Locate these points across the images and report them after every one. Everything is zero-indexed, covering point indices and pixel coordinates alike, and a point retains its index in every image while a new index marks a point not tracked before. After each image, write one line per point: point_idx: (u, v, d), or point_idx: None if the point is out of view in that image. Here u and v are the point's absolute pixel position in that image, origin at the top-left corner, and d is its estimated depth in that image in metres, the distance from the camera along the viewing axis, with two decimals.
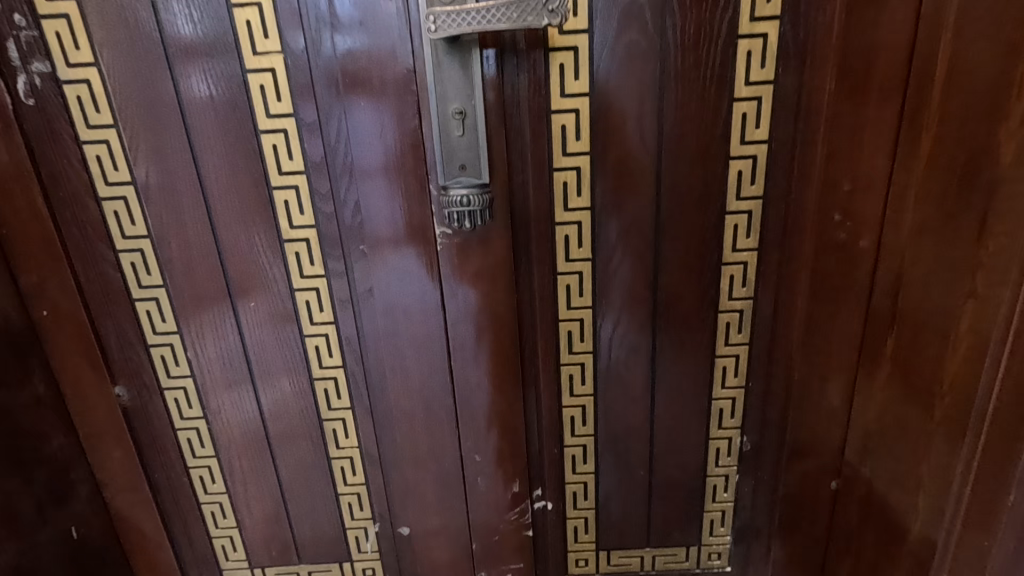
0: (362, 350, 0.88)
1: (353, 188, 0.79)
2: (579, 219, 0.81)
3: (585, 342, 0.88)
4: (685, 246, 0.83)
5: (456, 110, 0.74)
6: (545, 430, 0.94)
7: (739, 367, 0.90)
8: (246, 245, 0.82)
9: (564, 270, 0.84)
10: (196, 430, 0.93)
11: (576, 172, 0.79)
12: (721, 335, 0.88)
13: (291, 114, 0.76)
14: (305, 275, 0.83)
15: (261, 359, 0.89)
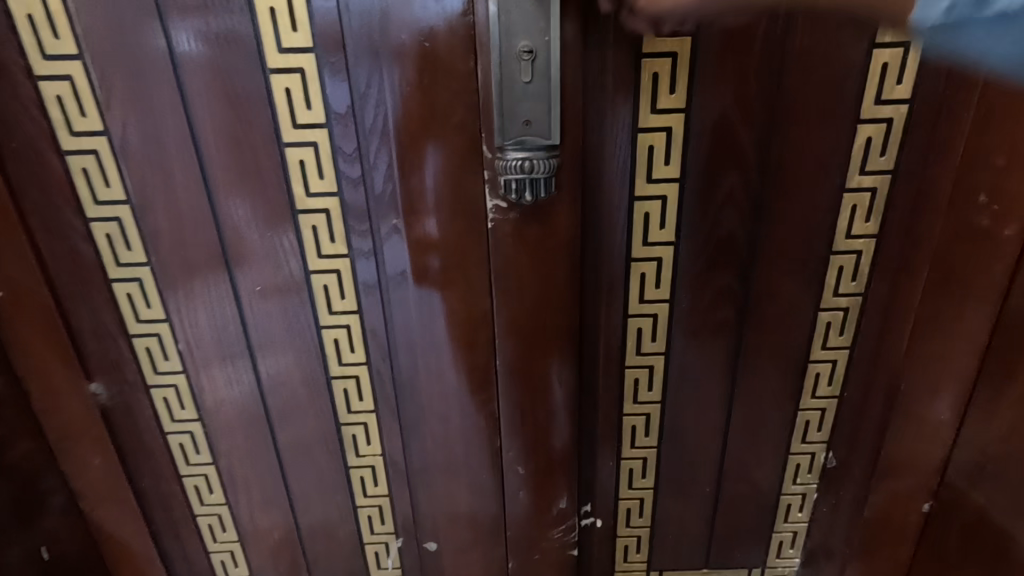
0: (390, 345, 0.73)
1: (385, 149, 0.63)
2: (664, 193, 0.67)
3: (656, 342, 0.75)
4: (788, 230, 0.69)
5: (524, 49, 0.57)
6: (601, 439, 0.81)
7: (834, 373, 0.77)
8: (250, 214, 0.66)
9: (640, 256, 0.70)
10: (190, 434, 0.79)
11: (667, 133, 0.64)
12: (820, 336, 0.75)
13: (310, 48, 0.59)
14: (323, 255, 0.68)
15: (268, 352, 0.73)
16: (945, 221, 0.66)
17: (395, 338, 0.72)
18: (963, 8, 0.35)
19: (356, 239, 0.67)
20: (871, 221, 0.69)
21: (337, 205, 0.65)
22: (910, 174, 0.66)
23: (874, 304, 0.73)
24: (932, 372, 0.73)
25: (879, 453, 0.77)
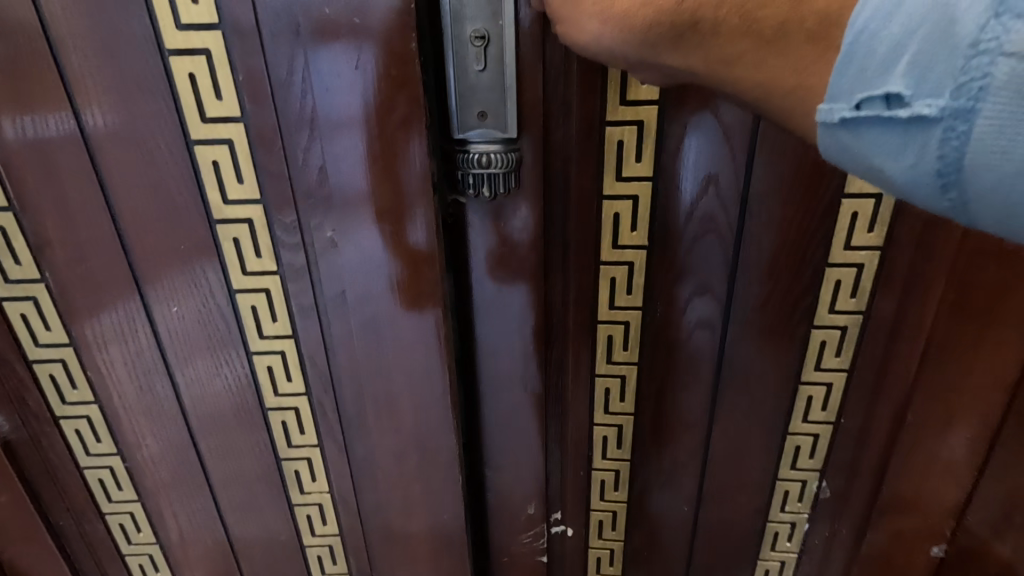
0: (332, 374, 0.63)
1: (315, 149, 0.53)
2: (636, 192, 0.60)
3: (628, 351, 0.68)
4: (780, 236, 0.61)
5: (475, 33, 0.50)
6: (570, 450, 0.75)
7: (829, 398, 0.69)
8: (159, 227, 0.56)
9: (609, 259, 0.63)
10: (110, 469, 0.70)
11: (638, 127, 0.57)
12: (812, 354, 0.67)
13: (216, 24, 0.48)
14: (247, 272, 0.58)
15: (193, 381, 0.64)
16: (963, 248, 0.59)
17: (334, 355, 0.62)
18: (869, 107, 0.32)
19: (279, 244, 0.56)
20: (873, 232, 0.60)
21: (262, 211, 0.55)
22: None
23: (875, 325, 0.64)
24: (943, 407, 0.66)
25: (883, 487, 0.71)
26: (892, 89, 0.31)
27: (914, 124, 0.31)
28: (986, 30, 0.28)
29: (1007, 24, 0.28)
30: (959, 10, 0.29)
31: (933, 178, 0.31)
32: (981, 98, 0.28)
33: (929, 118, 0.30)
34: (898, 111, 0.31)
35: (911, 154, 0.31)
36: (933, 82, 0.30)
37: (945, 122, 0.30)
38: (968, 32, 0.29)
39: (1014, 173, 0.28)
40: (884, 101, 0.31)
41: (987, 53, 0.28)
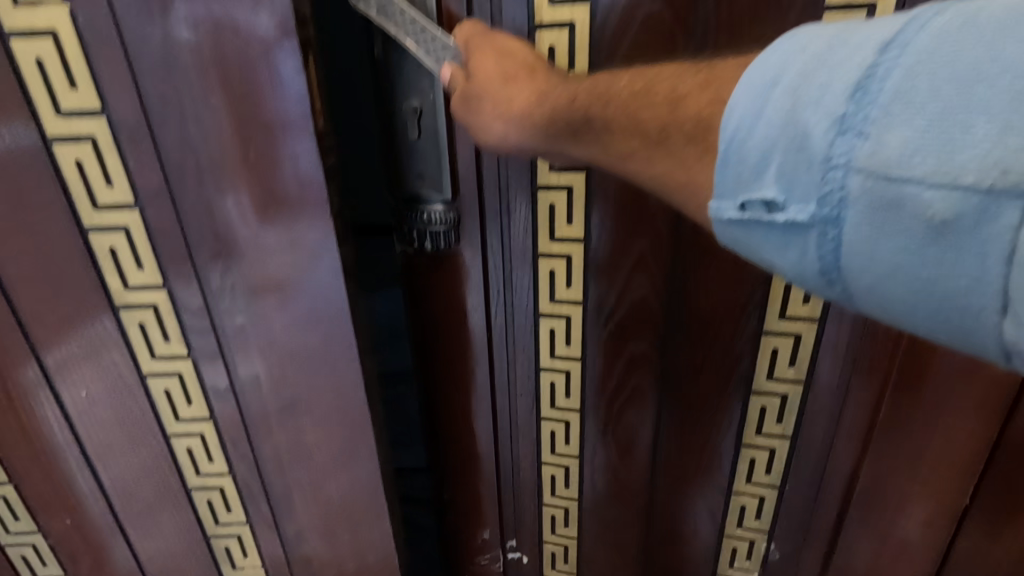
0: (254, 456, 0.67)
1: (207, 229, 0.56)
2: (568, 253, 0.72)
3: (571, 348, 0.78)
4: (717, 278, 0.69)
5: (414, 106, 0.64)
6: (520, 442, 0.86)
7: (781, 410, 0.75)
8: (66, 322, 0.59)
9: (549, 312, 0.76)
10: (33, 545, 0.73)
11: (568, 190, 0.69)
12: (764, 367, 0.73)
13: (101, 112, 0.52)
14: (157, 356, 0.62)
15: (108, 461, 0.67)
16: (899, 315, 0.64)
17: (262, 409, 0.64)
18: (752, 210, 0.40)
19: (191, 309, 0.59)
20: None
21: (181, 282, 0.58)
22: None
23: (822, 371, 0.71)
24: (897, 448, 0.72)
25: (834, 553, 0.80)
26: (768, 196, 0.39)
27: (791, 225, 0.39)
28: (834, 147, 0.36)
29: (851, 141, 0.35)
30: (811, 125, 0.36)
31: (818, 261, 0.39)
32: (842, 204, 0.36)
33: (803, 219, 0.38)
34: (775, 214, 0.39)
35: (795, 245, 0.39)
36: (800, 190, 0.38)
37: (816, 222, 0.38)
38: (821, 148, 0.36)
39: (882, 275, 0.36)
40: (764, 206, 0.39)
41: (838, 167, 0.36)
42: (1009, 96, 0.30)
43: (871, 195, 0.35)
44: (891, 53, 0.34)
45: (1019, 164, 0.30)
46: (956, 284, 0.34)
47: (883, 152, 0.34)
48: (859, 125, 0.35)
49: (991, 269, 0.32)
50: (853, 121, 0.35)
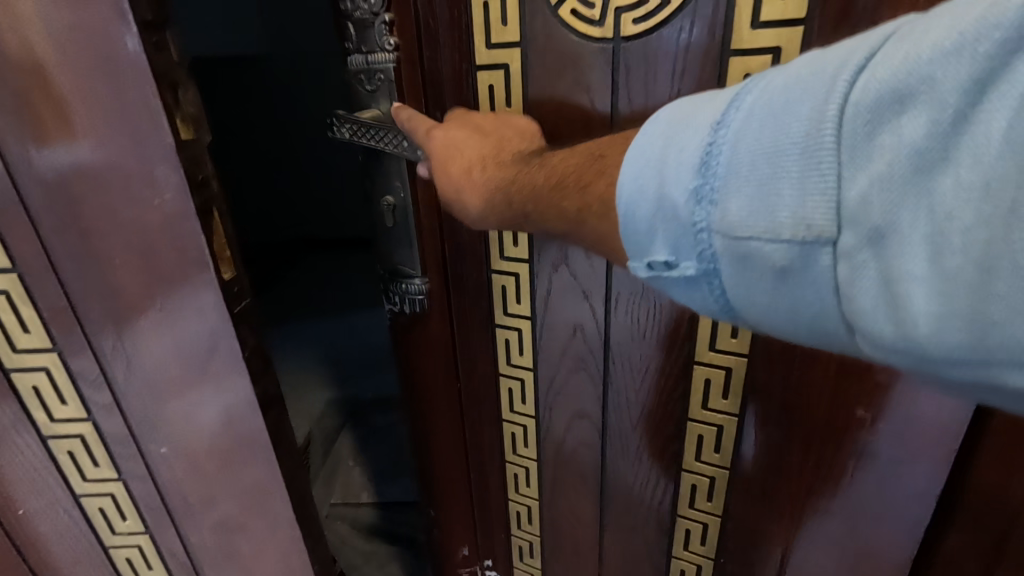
0: (189, 555, 0.93)
1: (128, 376, 0.79)
2: (519, 325, 0.89)
3: (526, 405, 0.95)
4: (648, 361, 0.84)
5: (389, 201, 0.83)
6: (491, 478, 1.05)
7: (711, 490, 0.89)
8: (19, 459, 0.86)
9: (507, 373, 0.94)
10: None
11: (515, 277, 0.86)
12: (694, 450, 0.88)
13: (11, 268, 0.73)
14: (88, 478, 0.88)
15: (60, 550, 0.94)
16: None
17: (205, 474, 0.86)
18: (655, 268, 0.50)
19: (110, 425, 0.83)
20: (735, 338, 0.77)
21: (107, 408, 0.82)
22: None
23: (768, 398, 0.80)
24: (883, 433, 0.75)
25: None
26: (663, 257, 0.49)
27: (685, 276, 0.49)
28: (697, 213, 0.46)
29: (707, 207, 0.45)
30: (675, 196, 0.47)
31: (713, 300, 0.48)
32: (714, 256, 0.46)
33: (692, 271, 0.48)
34: (673, 270, 0.49)
35: (693, 291, 0.49)
36: (682, 249, 0.48)
37: (701, 272, 0.48)
38: (688, 215, 0.46)
39: (760, 309, 0.46)
40: (664, 264, 0.49)
41: (705, 228, 0.46)
42: (804, 164, 0.40)
43: (731, 249, 0.45)
44: (721, 131, 0.45)
45: (819, 216, 0.40)
46: (810, 311, 0.44)
47: (729, 214, 0.44)
48: (709, 194, 0.45)
49: (827, 296, 0.42)
50: (705, 190, 0.45)
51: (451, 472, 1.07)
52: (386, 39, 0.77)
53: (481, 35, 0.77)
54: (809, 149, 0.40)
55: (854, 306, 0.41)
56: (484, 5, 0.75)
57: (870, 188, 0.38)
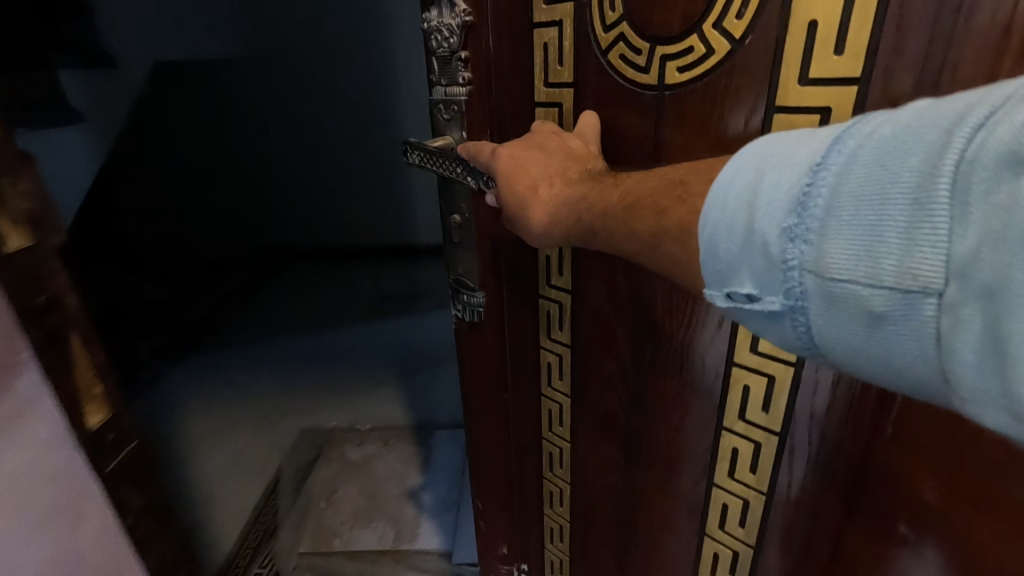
0: None
1: None
2: (561, 352, 0.85)
3: (563, 428, 0.92)
4: (679, 415, 0.75)
5: (457, 218, 0.84)
6: (531, 487, 1.04)
7: (733, 564, 0.78)
8: None
9: (547, 395, 0.91)
10: None
11: (558, 305, 0.82)
12: (717, 517, 0.77)
13: None
14: None
15: None
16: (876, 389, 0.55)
17: None
18: (735, 298, 0.50)
19: None
20: (768, 412, 0.66)
21: None
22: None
23: (813, 487, 0.66)
24: (968, 549, 0.55)
25: None
26: (746, 290, 0.49)
27: (769, 310, 0.48)
28: (790, 252, 0.45)
29: (802, 246, 0.45)
30: (766, 233, 0.46)
31: (795, 339, 0.48)
32: (803, 296, 0.45)
33: (778, 308, 0.48)
34: (756, 304, 0.49)
35: (775, 328, 0.49)
36: (768, 284, 0.48)
37: (786, 310, 0.47)
38: (778, 252, 0.46)
39: (845, 350, 0.45)
40: (746, 296, 0.49)
41: (796, 267, 0.45)
42: (911, 215, 0.39)
43: (823, 291, 0.44)
44: (821, 175, 0.44)
45: (925, 268, 0.38)
46: (904, 358, 0.41)
47: (826, 257, 0.43)
48: (804, 233, 0.44)
49: (926, 347, 0.40)
50: (800, 229, 0.45)
51: (496, 475, 1.08)
52: (459, 72, 0.76)
53: (540, 72, 0.73)
54: (920, 201, 0.38)
55: (955, 360, 0.38)
56: (544, 45, 0.72)
57: (982, 244, 0.36)
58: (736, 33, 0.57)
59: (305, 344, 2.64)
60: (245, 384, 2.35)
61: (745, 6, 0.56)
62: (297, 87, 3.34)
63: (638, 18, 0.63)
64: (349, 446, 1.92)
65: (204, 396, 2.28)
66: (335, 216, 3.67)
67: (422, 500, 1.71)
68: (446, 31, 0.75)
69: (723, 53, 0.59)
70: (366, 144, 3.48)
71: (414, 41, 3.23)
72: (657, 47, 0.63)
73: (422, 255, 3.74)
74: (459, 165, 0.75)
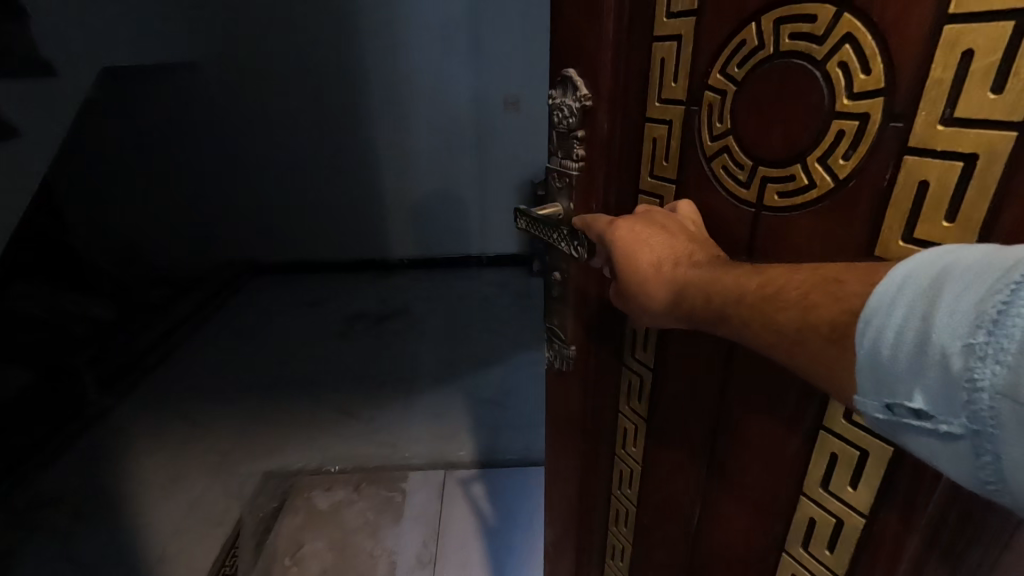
0: None
1: None
2: (637, 423, 0.76)
3: (630, 491, 0.81)
4: (745, 521, 0.63)
5: (559, 273, 0.78)
6: (592, 536, 0.93)
7: None
8: None
9: (621, 457, 0.81)
10: None
11: (640, 377, 0.73)
12: None
13: None
14: None
15: None
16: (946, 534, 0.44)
17: None
18: (898, 412, 0.35)
19: None
20: (833, 552, 0.54)
21: None
22: (955, 485, 0.43)
23: None
24: None
25: None
26: (914, 404, 0.34)
27: (947, 437, 0.33)
28: (973, 369, 0.30)
29: (994, 366, 0.29)
30: (946, 333, 0.31)
31: (976, 481, 0.32)
32: (992, 429, 0.30)
33: (956, 433, 0.32)
34: (928, 423, 0.34)
35: (948, 456, 0.34)
36: (947, 401, 0.32)
37: (968, 440, 0.32)
38: (959, 366, 0.31)
39: None
40: (914, 413, 0.34)
41: (986, 390, 0.30)
42: None
43: None
44: None
45: None
46: None
47: None
48: (996, 351, 0.29)
49: None
50: (990, 345, 0.29)
51: (560, 514, 0.97)
52: (573, 149, 0.68)
53: (647, 162, 0.64)
54: None
55: None
56: (653, 139, 0.62)
57: None
58: (840, 170, 0.45)
59: (266, 372, 2.43)
60: (202, 419, 2.15)
61: (855, 145, 0.44)
62: (266, 100, 3.17)
63: (747, 136, 0.51)
64: (316, 493, 1.78)
65: (156, 430, 2.10)
66: (303, 228, 3.48)
67: (395, 553, 1.58)
68: (565, 108, 0.67)
69: (824, 190, 0.47)
70: (337, 160, 3.30)
71: (388, 62, 3.10)
72: (759, 165, 0.51)
73: (394, 272, 3.58)
74: (561, 236, 0.65)
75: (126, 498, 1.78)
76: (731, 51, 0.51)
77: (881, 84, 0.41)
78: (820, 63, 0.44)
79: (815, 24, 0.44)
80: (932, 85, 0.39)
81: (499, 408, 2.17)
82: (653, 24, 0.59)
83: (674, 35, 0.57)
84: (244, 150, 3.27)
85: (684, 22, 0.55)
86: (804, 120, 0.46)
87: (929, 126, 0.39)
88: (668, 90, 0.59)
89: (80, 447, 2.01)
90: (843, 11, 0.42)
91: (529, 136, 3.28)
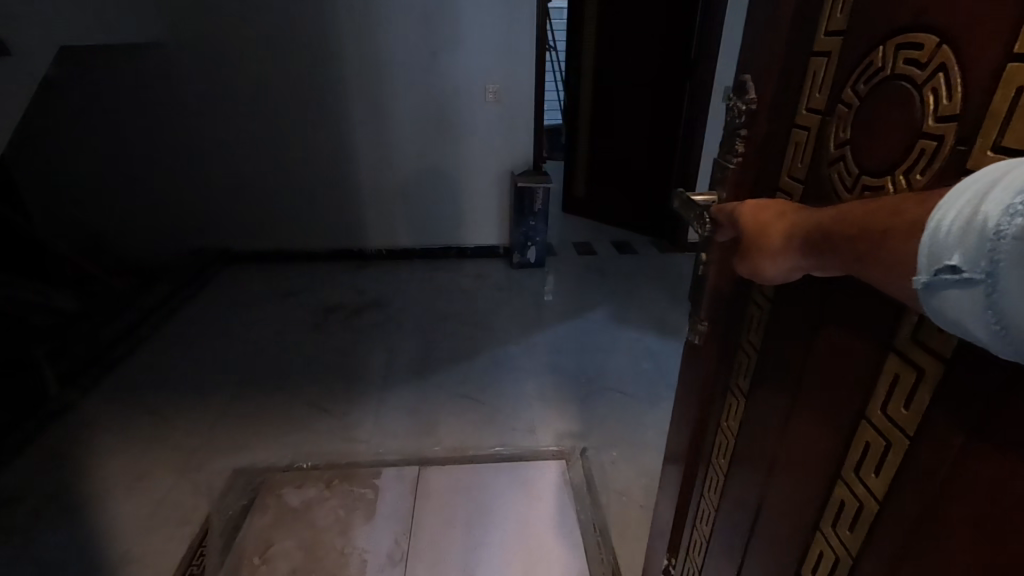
0: None
1: None
2: (740, 397, 0.77)
3: (723, 459, 0.82)
4: (792, 490, 0.64)
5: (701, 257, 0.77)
6: (685, 498, 0.96)
7: None
8: None
9: (724, 428, 0.82)
10: None
11: (752, 356, 0.73)
12: None
13: None
14: None
15: None
16: (931, 513, 0.45)
17: None
18: (940, 273, 0.33)
19: None
20: (852, 532, 0.55)
21: None
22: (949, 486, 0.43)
23: None
24: None
25: None
26: (952, 261, 0.32)
27: (977, 290, 0.32)
28: (1002, 221, 0.30)
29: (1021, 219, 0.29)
30: (998, 195, 0.31)
31: (999, 334, 0.32)
32: (1011, 269, 0.30)
33: (976, 281, 0.31)
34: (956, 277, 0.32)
35: (967, 310, 0.33)
36: (979, 251, 0.31)
37: (987, 286, 0.31)
38: (991, 224, 0.31)
39: None
40: (950, 270, 0.33)
41: (1007, 237, 0.30)
42: None
43: None
44: None
45: None
46: None
47: None
48: None
49: None
50: None
51: (671, 475, 1.00)
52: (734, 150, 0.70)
53: (786, 162, 0.64)
54: None
55: None
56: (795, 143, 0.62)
57: None
58: (917, 185, 0.45)
59: (239, 366, 2.38)
60: (176, 412, 2.11)
61: (930, 162, 0.44)
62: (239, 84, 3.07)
63: (860, 145, 0.51)
64: (288, 491, 1.75)
65: (121, 425, 2.04)
66: (284, 215, 3.41)
67: (366, 551, 1.57)
68: (736, 108, 0.69)
69: None
70: (320, 147, 3.23)
71: (368, 48, 3.03)
72: (863, 174, 0.51)
73: (374, 262, 3.53)
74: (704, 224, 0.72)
75: (90, 499, 1.73)
76: (860, 71, 0.51)
77: (956, 110, 0.42)
78: (920, 86, 0.45)
79: (921, 51, 0.44)
80: (991, 115, 0.39)
81: (478, 403, 2.15)
82: (813, 39, 0.58)
83: (826, 52, 0.57)
84: (215, 136, 3.17)
85: (835, 41, 0.55)
86: (898, 137, 0.47)
87: (982, 151, 0.40)
88: (814, 100, 0.59)
89: (46, 441, 1.95)
90: (944, 43, 0.43)
91: (519, 122, 3.25)
